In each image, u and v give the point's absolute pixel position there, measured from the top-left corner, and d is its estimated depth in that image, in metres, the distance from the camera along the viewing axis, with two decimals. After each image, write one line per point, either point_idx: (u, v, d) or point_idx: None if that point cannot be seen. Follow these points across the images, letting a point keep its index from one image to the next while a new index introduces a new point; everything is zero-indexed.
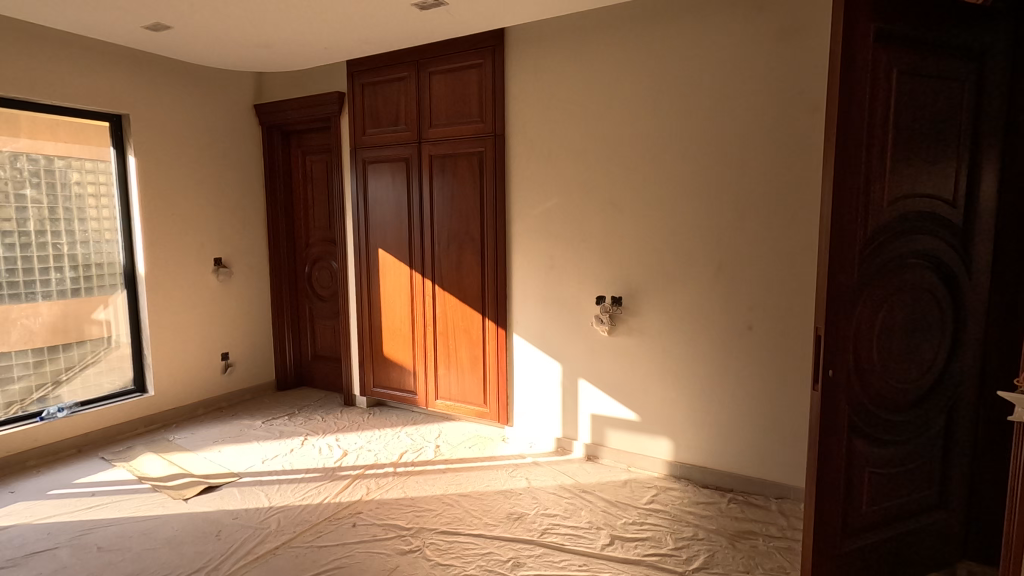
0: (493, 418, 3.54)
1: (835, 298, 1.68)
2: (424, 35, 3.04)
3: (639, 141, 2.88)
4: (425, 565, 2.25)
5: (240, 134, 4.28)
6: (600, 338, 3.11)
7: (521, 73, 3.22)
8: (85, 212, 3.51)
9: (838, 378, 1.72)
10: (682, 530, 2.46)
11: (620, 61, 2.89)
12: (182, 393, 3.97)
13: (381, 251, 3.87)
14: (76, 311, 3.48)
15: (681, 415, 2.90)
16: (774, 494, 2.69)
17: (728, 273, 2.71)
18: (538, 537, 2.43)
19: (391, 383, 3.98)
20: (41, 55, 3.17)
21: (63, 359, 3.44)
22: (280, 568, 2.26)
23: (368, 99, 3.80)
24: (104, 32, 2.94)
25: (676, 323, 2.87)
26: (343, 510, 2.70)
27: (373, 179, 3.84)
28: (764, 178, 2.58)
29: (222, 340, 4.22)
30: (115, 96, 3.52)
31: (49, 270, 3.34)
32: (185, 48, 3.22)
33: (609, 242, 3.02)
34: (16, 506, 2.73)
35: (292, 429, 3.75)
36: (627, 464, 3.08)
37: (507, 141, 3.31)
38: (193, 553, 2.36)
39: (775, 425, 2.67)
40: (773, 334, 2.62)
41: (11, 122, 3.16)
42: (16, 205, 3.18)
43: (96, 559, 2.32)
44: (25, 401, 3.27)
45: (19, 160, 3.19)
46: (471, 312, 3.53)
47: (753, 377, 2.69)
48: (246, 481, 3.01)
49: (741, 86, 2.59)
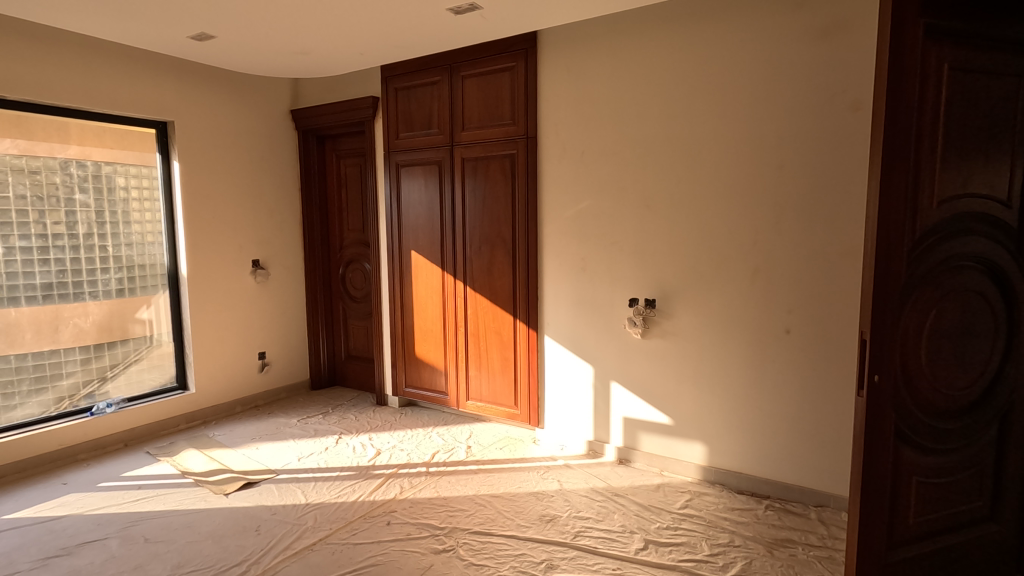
0: (524, 420, 3.54)
1: (885, 300, 1.63)
2: (458, 39, 3.08)
3: (674, 141, 2.84)
4: (459, 565, 2.27)
5: (277, 139, 4.39)
6: (632, 341, 3.09)
7: (553, 75, 3.22)
8: (130, 215, 3.65)
9: (887, 384, 1.67)
10: (718, 536, 2.42)
11: (655, 62, 2.87)
12: (221, 390, 4.09)
13: (414, 253, 3.91)
14: (122, 311, 3.62)
15: (717, 419, 2.85)
16: (813, 502, 2.63)
17: (766, 275, 2.66)
18: (571, 539, 2.43)
19: (422, 384, 4.02)
20: (92, 65, 3.32)
21: (109, 357, 3.57)
22: (317, 563, 2.30)
23: (401, 103, 3.85)
24: (151, 42, 3.05)
25: (712, 326, 2.83)
26: (377, 509, 2.74)
27: (406, 182, 3.89)
28: (804, 178, 2.53)
29: (259, 340, 4.33)
30: (160, 104, 3.65)
31: (96, 271, 3.48)
32: (226, 56, 3.32)
33: (643, 245, 3.00)
34: (68, 497, 2.85)
35: (326, 427, 3.82)
36: (660, 468, 3.05)
37: (540, 142, 3.32)
38: (234, 547, 2.43)
39: (814, 431, 2.61)
40: (813, 337, 2.57)
41: (62, 130, 3.32)
42: (66, 208, 3.33)
43: (142, 550, 2.40)
44: (74, 396, 3.41)
45: (69, 166, 3.34)
46: (502, 313, 3.55)
47: (792, 382, 2.63)
48: (283, 478, 3.08)
49: (780, 84, 2.54)
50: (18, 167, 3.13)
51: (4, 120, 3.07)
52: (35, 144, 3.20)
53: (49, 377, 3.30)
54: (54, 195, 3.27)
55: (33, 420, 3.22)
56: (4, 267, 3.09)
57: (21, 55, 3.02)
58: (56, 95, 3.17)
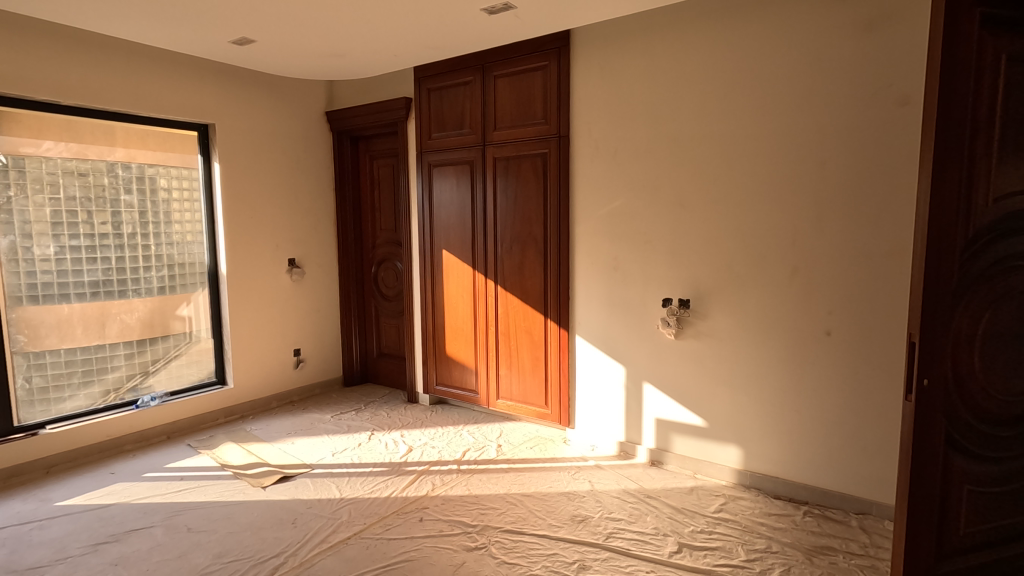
0: (554, 419, 3.53)
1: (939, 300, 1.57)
2: (491, 39, 3.09)
3: (711, 139, 2.80)
4: (491, 563, 2.28)
5: (312, 140, 4.48)
6: (665, 341, 3.05)
7: (586, 74, 3.20)
8: (172, 215, 3.77)
9: (938, 386, 1.60)
10: (754, 541, 2.37)
11: (691, 59, 2.82)
12: (258, 386, 4.19)
13: (445, 252, 3.94)
14: (163, 307, 3.74)
15: (753, 422, 2.80)
16: (854, 509, 2.56)
17: (805, 275, 2.60)
18: (603, 541, 2.41)
19: (452, 382, 4.05)
20: (139, 70, 3.44)
21: (151, 352, 3.69)
22: (352, 557, 2.34)
23: (434, 103, 3.89)
24: (195, 48, 3.15)
25: (748, 327, 2.78)
26: (409, 505, 2.78)
27: (438, 181, 3.92)
28: (848, 176, 2.45)
29: (294, 337, 4.43)
30: (202, 107, 3.76)
31: (139, 270, 3.60)
32: (266, 60, 3.41)
33: (678, 244, 2.96)
34: (115, 486, 2.97)
35: (359, 424, 3.88)
36: (693, 470, 3.01)
37: (572, 141, 3.30)
38: (272, 538, 2.48)
39: (857, 435, 2.53)
40: (855, 339, 2.49)
41: (109, 133, 3.45)
42: (112, 209, 3.46)
43: (185, 539, 2.48)
44: (120, 390, 3.54)
45: (116, 168, 3.48)
46: (533, 312, 3.55)
47: (833, 385, 2.56)
48: (318, 473, 3.14)
49: (823, 79, 2.48)
50: (68, 170, 3.27)
51: (55, 125, 3.22)
52: (85, 147, 3.35)
53: (96, 371, 3.43)
54: (101, 196, 3.41)
55: (82, 412, 3.36)
56: (55, 266, 3.24)
57: (72, 63, 3.16)
58: (104, 99, 3.30)
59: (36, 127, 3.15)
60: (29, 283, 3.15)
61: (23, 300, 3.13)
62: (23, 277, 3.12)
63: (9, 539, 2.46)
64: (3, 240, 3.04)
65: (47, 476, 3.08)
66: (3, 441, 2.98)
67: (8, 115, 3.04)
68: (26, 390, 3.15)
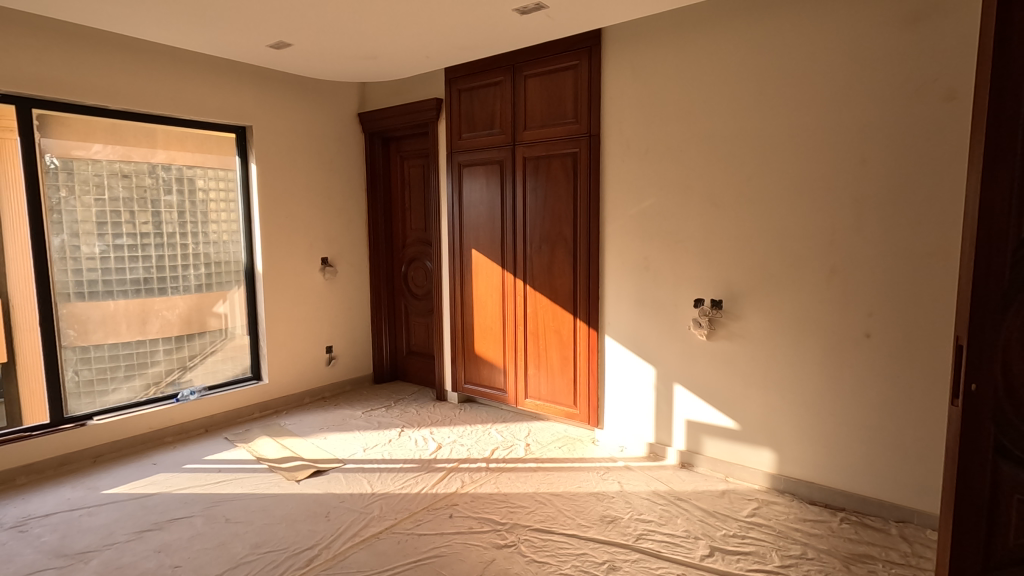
0: (583, 419, 3.52)
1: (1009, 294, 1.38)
2: (522, 40, 3.10)
3: (745, 137, 2.76)
4: (520, 561, 2.29)
5: (345, 141, 4.56)
6: (696, 342, 3.01)
7: (617, 73, 3.19)
8: (210, 215, 3.88)
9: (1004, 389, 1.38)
10: (789, 547, 2.32)
11: (727, 55, 2.78)
12: (292, 382, 4.29)
13: (474, 251, 3.97)
14: (201, 304, 3.86)
15: (787, 426, 2.74)
16: (894, 517, 2.49)
17: (843, 276, 2.54)
18: (633, 542, 2.40)
19: (481, 381, 4.07)
20: (181, 74, 3.56)
21: (189, 348, 3.81)
22: (383, 552, 2.37)
23: (465, 104, 3.92)
24: (235, 52, 3.24)
25: (784, 328, 2.72)
26: (439, 501, 2.81)
27: (468, 182, 3.95)
28: (889, 174, 2.39)
29: (326, 334, 4.51)
30: (240, 110, 3.86)
31: (178, 268, 3.73)
32: (302, 64, 3.49)
33: (710, 244, 2.92)
34: (157, 476, 3.08)
35: (389, 420, 3.94)
36: (725, 474, 2.96)
37: (603, 140, 3.29)
38: (306, 531, 2.54)
39: (898, 441, 2.46)
40: (896, 342, 2.42)
41: (150, 136, 3.58)
42: (153, 209, 3.59)
43: (224, 529, 2.56)
44: (161, 383, 3.67)
45: (158, 170, 3.61)
46: (562, 312, 3.55)
47: (873, 389, 2.49)
48: (350, 468, 3.21)
49: (864, 75, 2.41)
50: (113, 171, 3.41)
51: (102, 128, 3.36)
52: (129, 149, 3.48)
53: (138, 365, 3.57)
54: (144, 196, 3.54)
55: (125, 404, 3.49)
56: (100, 264, 3.37)
57: (119, 69, 3.29)
58: (147, 103, 3.42)
59: (83, 131, 3.29)
60: (77, 280, 3.29)
61: (71, 296, 3.27)
62: (70, 275, 3.27)
63: (59, 524, 2.58)
64: (53, 239, 3.19)
65: (94, 465, 3.21)
66: (54, 430, 3.13)
67: (58, 120, 3.19)
68: (74, 382, 3.29)
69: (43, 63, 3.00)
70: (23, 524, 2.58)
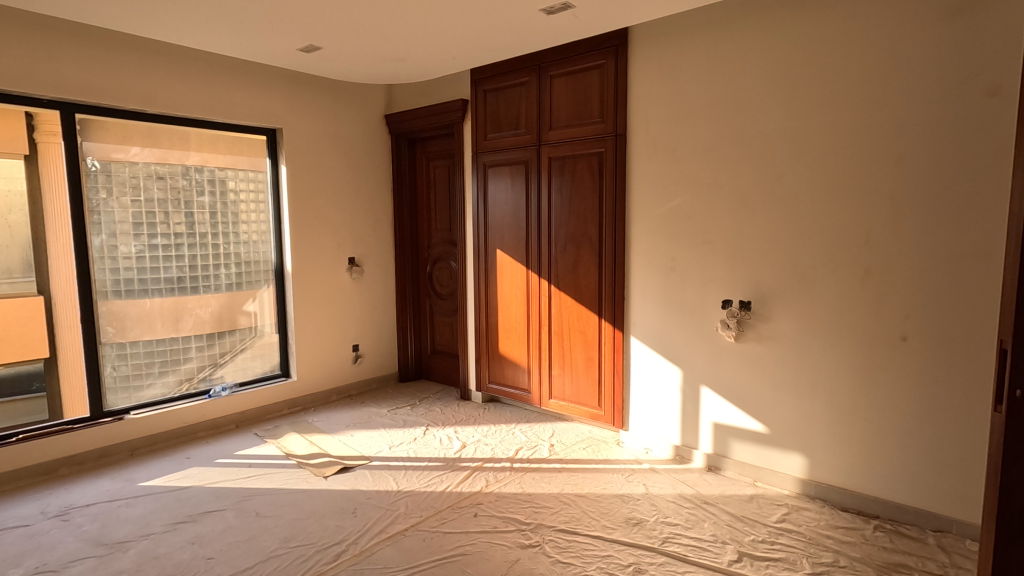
0: (607, 421, 3.50)
1: None
2: (549, 40, 3.10)
3: (776, 136, 2.71)
4: (545, 562, 2.29)
5: (372, 143, 4.62)
6: (724, 345, 2.97)
7: (644, 72, 3.16)
8: (242, 216, 3.97)
9: None
10: (821, 554, 2.27)
11: (758, 53, 2.73)
12: (319, 380, 4.36)
13: (499, 251, 3.98)
14: (232, 303, 3.95)
15: (819, 430, 2.68)
16: (931, 526, 2.41)
17: (878, 277, 2.47)
18: (659, 545, 2.38)
19: (505, 380, 4.08)
20: (215, 78, 3.65)
21: (221, 345, 3.91)
22: (409, 548, 2.40)
23: (490, 105, 3.93)
24: (267, 56, 3.31)
25: (816, 330, 2.66)
26: (464, 500, 2.83)
27: (493, 182, 3.96)
28: (928, 173, 2.32)
29: (353, 333, 4.58)
30: (271, 113, 3.94)
31: (210, 267, 3.82)
32: (332, 67, 3.54)
33: (740, 244, 2.87)
34: (191, 470, 3.16)
35: (414, 419, 3.97)
36: (753, 478, 2.91)
37: (629, 140, 3.26)
38: (334, 526, 2.58)
39: (936, 447, 2.38)
40: (934, 345, 2.35)
41: (184, 138, 3.68)
42: (187, 210, 3.69)
43: (255, 523, 2.62)
44: (193, 380, 3.77)
45: (191, 172, 3.71)
46: (587, 312, 3.53)
47: (908, 393, 2.43)
48: (376, 465, 3.24)
49: (902, 71, 2.35)
50: (150, 174, 3.53)
51: (139, 132, 3.47)
52: (165, 152, 3.59)
53: (172, 362, 3.67)
54: (178, 197, 3.65)
55: (160, 399, 3.60)
56: (136, 264, 3.48)
57: (156, 74, 3.39)
58: (183, 107, 3.52)
59: (122, 134, 3.40)
60: (114, 279, 3.40)
61: (109, 294, 3.38)
62: (108, 273, 3.38)
63: (99, 514, 2.67)
64: (93, 239, 3.31)
65: (131, 458, 3.32)
66: (94, 424, 3.24)
67: (98, 124, 3.31)
68: (112, 377, 3.41)
69: (85, 69, 3.11)
70: (66, 513, 2.68)
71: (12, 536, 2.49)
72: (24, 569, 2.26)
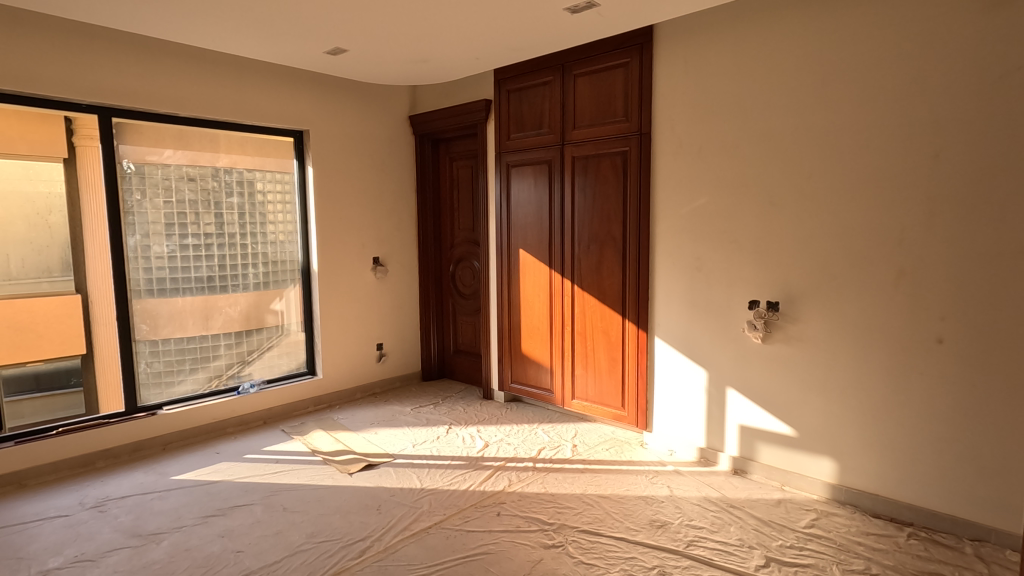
0: (631, 422, 3.47)
1: None
2: (574, 38, 3.09)
3: (805, 134, 2.66)
4: (569, 562, 2.28)
5: (397, 144, 4.66)
6: (751, 346, 2.92)
7: (670, 70, 3.12)
8: (269, 216, 4.05)
9: None
10: (851, 561, 2.22)
11: (788, 48, 2.68)
12: (344, 378, 4.42)
13: (522, 251, 3.98)
14: (259, 302, 4.03)
15: (849, 434, 2.62)
16: (969, 535, 2.33)
17: (913, 277, 2.40)
18: (683, 548, 2.35)
19: (528, 380, 4.08)
20: (244, 82, 3.73)
21: (249, 343, 3.99)
22: (433, 546, 2.41)
23: (514, 105, 3.94)
24: (295, 59, 3.37)
25: (846, 332, 2.60)
26: (487, 499, 2.84)
27: (516, 181, 3.97)
28: (965, 170, 2.25)
29: (377, 332, 4.63)
30: (298, 115, 4.01)
31: (239, 267, 3.91)
32: (357, 69, 3.59)
33: (767, 244, 2.82)
34: (220, 464, 3.23)
35: (437, 417, 4.00)
36: (781, 482, 2.86)
37: (654, 139, 3.23)
38: (359, 523, 2.62)
39: (974, 453, 2.30)
40: (972, 348, 2.28)
41: (214, 141, 3.77)
42: (217, 210, 3.78)
43: (282, 518, 2.67)
44: (223, 376, 3.85)
45: (221, 173, 3.80)
46: (611, 313, 3.51)
47: (944, 397, 2.35)
48: (400, 463, 3.28)
49: (937, 66, 2.28)
50: (182, 176, 3.62)
51: (171, 135, 3.57)
52: (196, 154, 3.69)
53: (202, 359, 3.76)
54: (208, 198, 3.74)
55: (191, 395, 3.68)
56: (168, 263, 3.58)
57: (187, 78, 3.48)
58: (214, 110, 3.60)
59: (155, 137, 3.50)
60: (147, 278, 3.50)
61: (142, 293, 3.48)
62: (142, 273, 3.48)
63: (134, 506, 2.76)
64: (128, 239, 3.40)
65: (164, 452, 3.41)
66: (129, 418, 3.34)
67: (133, 127, 3.41)
68: (145, 373, 3.50)
69: (121, 75, 3.21)
70: (102, 505, 2.77)
71: (53, 525, 2.58)
72: (64, 557, 2.35)
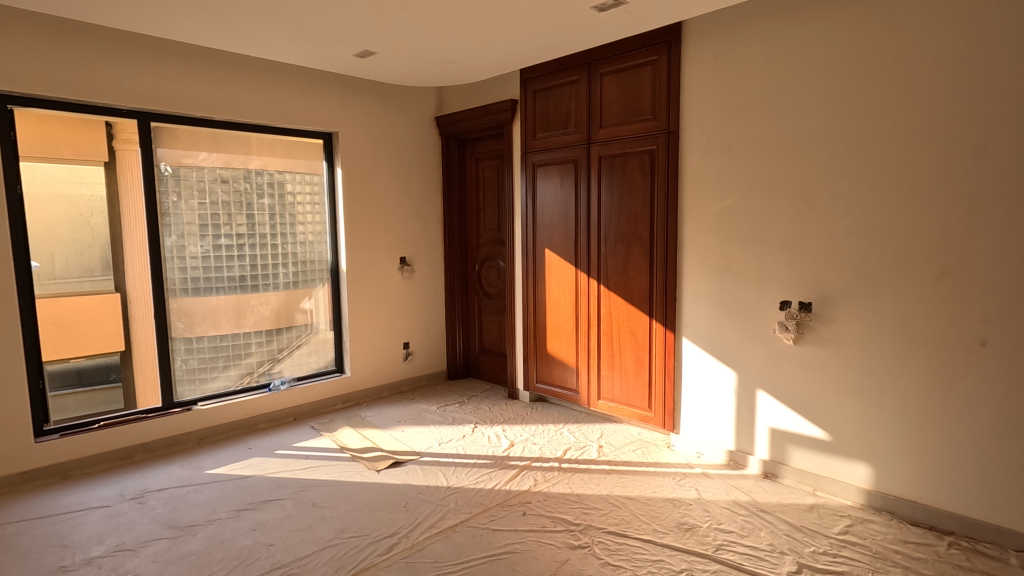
0: (657, 423, 3.44)
1: None
2: (601, 36, 3.07)
3: (839, 129, 2.59)
4: (595, 563, 2.27)
5: (423, 144, 4.70)
6: (782, 347, 2.86)
7: (699, 67, 3.08)
8: (299, 217, 4.13)
9: None
10: (888, 570, 2.16)
11: (822, 42, 2.61)
12: (372, 376, 4.47)
13: (548, 251, 3.98)
14: (290, 301, 4.11)
15: (885, 438, 2.55)
16: (1014, 546, 2.24)
17: (954, 276, 2.32)
18: (712, 552, 2.31)
19: (553, 380, 4.07)
20: (276, 86, 3.82)
21: (280, 341, 4.07)
22: (459, 544, 2.43)
23: (540, 104, 3.94)
24: (325, 63, 3.43)
25: (883, 333, 2.53)
26: (513, 498, 2.84)
27: (542, 181, 3.96)
28: (1011, 166, 2.16)
29: (403, 331, 4.67)
30: (327, 117, 4.08)
31: (269, 267, 3.99)
32: (385, 71, 3.63)
33: (799, 243, 2.76)
34: (252, 460, 3.31)
35: (463, 416, 4.02)
36: (813, 487, 2.79)
37: (682, 136, 3.19)
38: (387, 519, 2.65)
39: (1020, 460, 2.21)
40: (1017, 350, 2.19)
41: (246, 144, 3.85)
42: (249, 211, 3.87)
43: (312, 513, 2.72)
44: (254, 374, 3.94)
45: (254, 175, 3.89)
46: (638, 313, 3.48)
47: (987, 402, 2.27)
48: (426, 460, 3.31)
49: (982, 58, 2.19)
50: (216, 178, 3.72)
51: (206, 138, 3.67)
52: (230, 157, 3.78)
53: (234, 356, 3.85)
54: (242, 200, 3.83)
55: (224, 391, 3.78)
56: (203, 263, 3.68)
57: (221, 83, 3.57)
58: (246, 114, 3.69)
59: (190, 140, 3.60)
60: (183, 278, 3.60)
61: (178, 292, 3.59)
62: (177, 273, 3.58)
63: (171, 498, 2.84)
64: (165, 240, 3.52)
65: (198, 446, 3.51)
66: (165, 413, 3.45)
67: (170, 131, 3.51)
68: (181, 370, 3.61)
69: (158, 80, 3.31)
70: (141, 496, 2.86)
71: (95, 515, 2.68)
72: (105, 546, 2.44)
